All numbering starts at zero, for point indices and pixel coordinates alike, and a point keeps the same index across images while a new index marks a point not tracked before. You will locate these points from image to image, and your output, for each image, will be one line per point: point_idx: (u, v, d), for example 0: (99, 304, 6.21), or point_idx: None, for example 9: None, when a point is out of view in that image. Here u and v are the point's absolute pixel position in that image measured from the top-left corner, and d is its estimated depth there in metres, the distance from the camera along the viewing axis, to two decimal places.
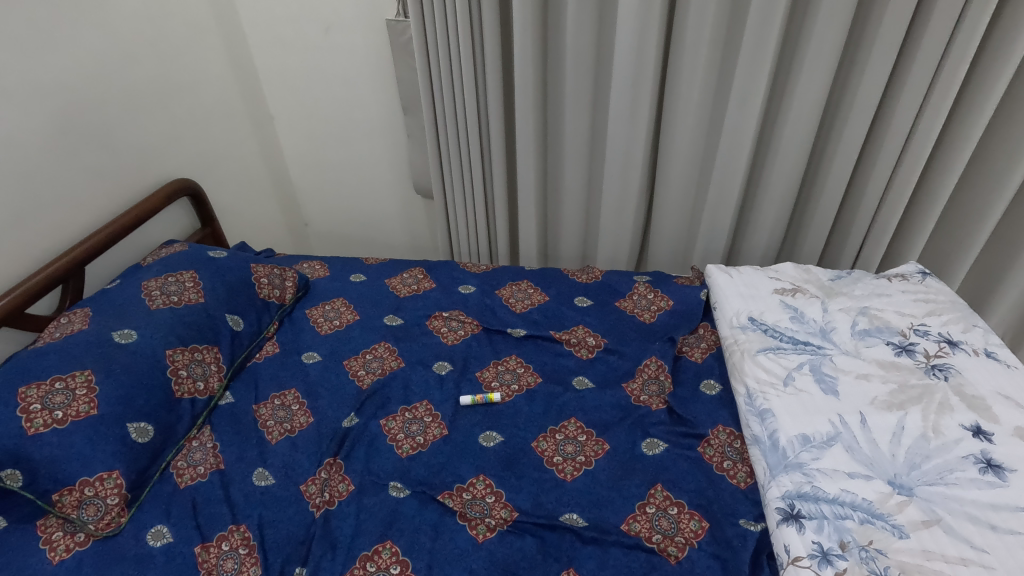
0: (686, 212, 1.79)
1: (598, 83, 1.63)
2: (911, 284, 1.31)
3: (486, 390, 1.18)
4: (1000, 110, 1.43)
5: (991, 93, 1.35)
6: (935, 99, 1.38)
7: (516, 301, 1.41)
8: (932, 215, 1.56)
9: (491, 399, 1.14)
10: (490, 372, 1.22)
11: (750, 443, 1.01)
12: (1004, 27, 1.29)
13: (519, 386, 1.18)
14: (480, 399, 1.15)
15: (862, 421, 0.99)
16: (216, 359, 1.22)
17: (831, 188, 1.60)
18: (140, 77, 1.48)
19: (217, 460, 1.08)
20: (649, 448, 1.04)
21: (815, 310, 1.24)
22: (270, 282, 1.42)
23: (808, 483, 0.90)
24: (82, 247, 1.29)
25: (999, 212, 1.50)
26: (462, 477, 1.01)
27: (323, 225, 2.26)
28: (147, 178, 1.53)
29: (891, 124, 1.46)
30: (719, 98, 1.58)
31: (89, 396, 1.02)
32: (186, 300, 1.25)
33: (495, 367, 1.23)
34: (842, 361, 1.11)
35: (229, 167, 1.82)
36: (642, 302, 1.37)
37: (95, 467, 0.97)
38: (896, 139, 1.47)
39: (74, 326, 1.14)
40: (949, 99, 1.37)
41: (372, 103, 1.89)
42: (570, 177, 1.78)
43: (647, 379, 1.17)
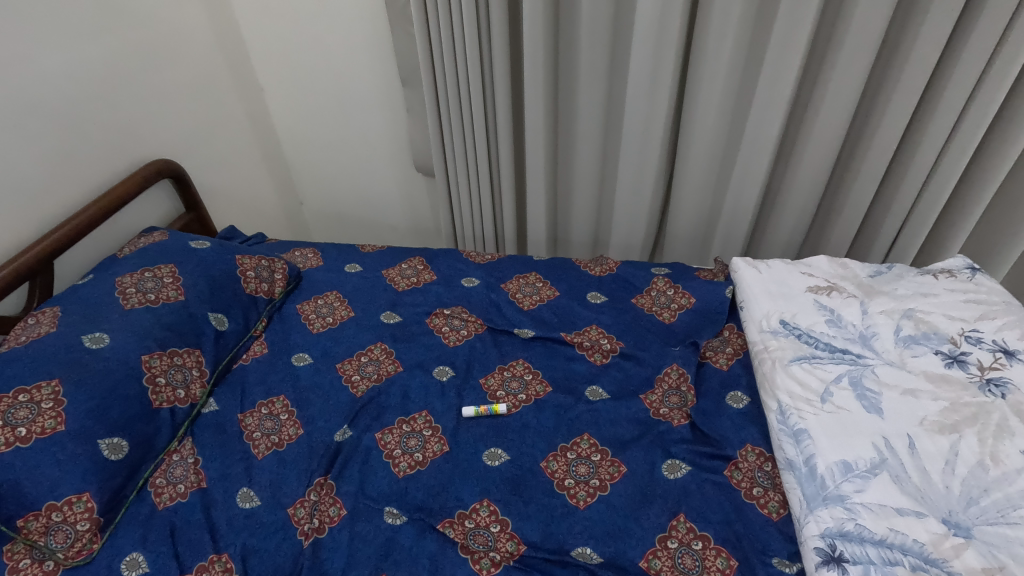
0: (707, 194, 1.65)
1: (614, 54, 1.47)
2: (960, 282, 1.18)
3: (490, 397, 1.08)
4: None
5: None
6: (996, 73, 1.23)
7: (524, 297, 1.30)
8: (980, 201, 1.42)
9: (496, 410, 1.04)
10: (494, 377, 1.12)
11: (784, 468, 0.91)
12: None
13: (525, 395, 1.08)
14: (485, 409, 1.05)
15: (911, 446, 0.88)
16: (198, 363, 1.12)
17: (869, 172, 1.46)
18: (111, 47, 1.34)
19: (198, 478, 0.99)
20: (670, 470, 0.94)
21: (854, 312, 1.13)
22: (257, 275, 1.30)
23: (851, 520, 0.81)
24: (50, 240, 1.18)
25: None
26: (464, 502, 0.92)
27: (320, 204, 2.14)
28: (125, 159, 1.41)
29: (943, 101, 1.31)
30: (749, 71, 1.43)
31: (55, 410, 0.93)
32: (164, 298, 1.14)
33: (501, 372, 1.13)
34: (886, 373, 1.00)
35: (215, 144, 1.69)
36: (661, 298, 1.26)
37: (63, 490, 0.89)
38: (948, 118, 1.32)
39: (41, 329, 1.04)
40: (1011, 72, 1.22)
41: (369, 75, 1.75)
42: (582, 157, 1.65)
43: (667, 389, 1.07)
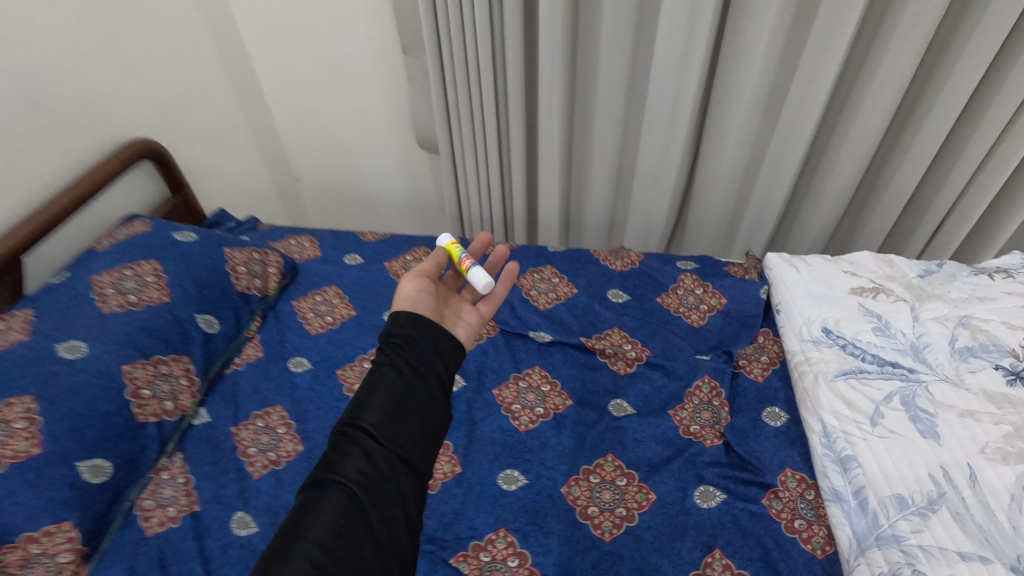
0: (737, 176, 1.52)
1: (641, 18, 1.31)
2: (1018, 285, 1.07)
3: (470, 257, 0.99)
4: None
5: None
6: None
7: (540, 295, 1.20)
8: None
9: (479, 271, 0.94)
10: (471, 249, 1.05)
11: (829, 499, 0.83)
12: None
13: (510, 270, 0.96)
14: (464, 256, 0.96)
15: (972, 478, 0.80)
16: (186, 371, 1.04)
17: (918, 157, 1.33)
18: (80, 13, 1.19)
19: (190, 501, 0.92)
20: (704, 499, 0.86)
21: (904, 319, 1.02)
22: (249, 270, 1.20)
23: (908, 565, 0.73)
24: (22, 233, 1.07)
25: None
26: (479, 532, 0.84)
27: (316, 179, 2.00)
28: (104, 138, 1.27)
29: (1008, 82, 1.19)
30: (795, 39, 1.28)
31: (28, 430, 0.85)
32: (146, 300, 1.05)
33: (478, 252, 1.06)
34: (939, 391, 0.91)
35: (201, 117, 1.53)
36: (690, 299, 1.16)
37: (40, 520, 0.82)
38: (1012, 97, 1.20)
39: (11, 336, 0.95)
40: None
41: (365, 40, 1.58)
42: (600, 134, 1.50)
43: (698, 404, 0.98)
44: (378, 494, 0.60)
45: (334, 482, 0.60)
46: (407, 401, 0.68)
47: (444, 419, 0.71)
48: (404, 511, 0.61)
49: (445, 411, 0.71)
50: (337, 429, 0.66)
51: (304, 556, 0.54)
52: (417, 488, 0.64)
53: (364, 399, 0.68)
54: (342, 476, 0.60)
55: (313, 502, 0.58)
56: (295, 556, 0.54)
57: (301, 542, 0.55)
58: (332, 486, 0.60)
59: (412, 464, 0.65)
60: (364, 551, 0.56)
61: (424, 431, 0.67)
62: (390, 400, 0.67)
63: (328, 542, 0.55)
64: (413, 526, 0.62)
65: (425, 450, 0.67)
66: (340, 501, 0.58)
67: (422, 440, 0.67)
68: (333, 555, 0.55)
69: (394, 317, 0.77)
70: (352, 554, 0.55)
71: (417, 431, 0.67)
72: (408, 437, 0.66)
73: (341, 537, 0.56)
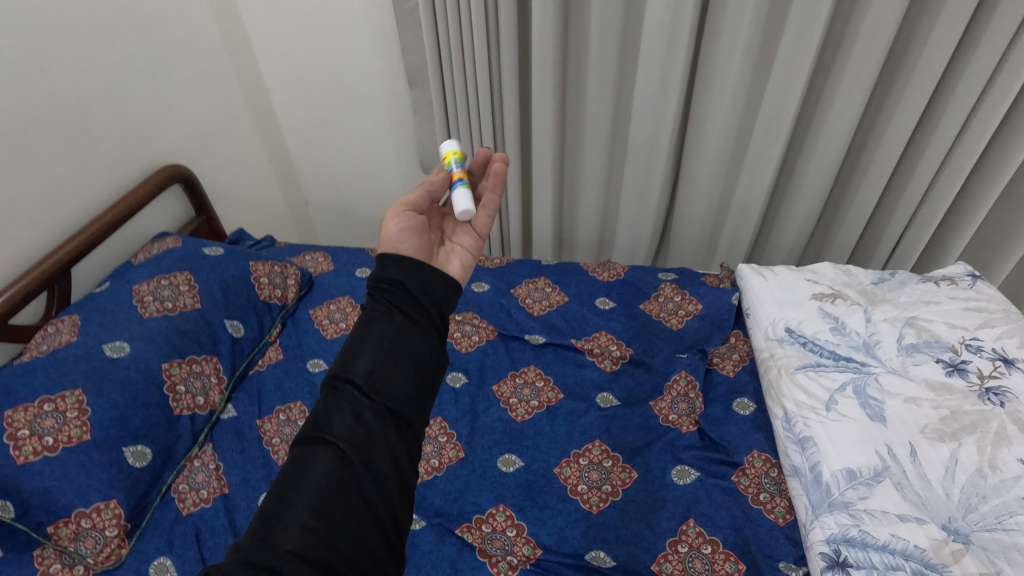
0: (713, 198, 1.65)
1: (623, 58, 1.45)
2: (961, 290, 1.19)
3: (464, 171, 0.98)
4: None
5: None
6: (993, 97, 1.21)
7: (534, 302, 1.33)
8: (1002, 206, 1.41)
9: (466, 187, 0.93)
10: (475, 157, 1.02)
11: (790, 474, 0.95)
12: None
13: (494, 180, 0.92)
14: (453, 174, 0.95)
15: (913, 453, 0.91)
16: (216, 370, 1.15)
17: (869, 188, 1.45)
18: (121, 52, 1.33)
19: (220, 484, 1.03)
20: (680, 476, 0.98)
21: (858, 320, 1.14)
22: (271, 281, 1.33)
23: (855, 526, 0.84)
24: (69, 248, 1.19)
25: None
26: (481, 507, 0.95)
27: (325, 202, 2.13)
28: (139, 164, 1.40)
29: (941, 123, 1.29)
30: (757, 80, 1.41)
31: (80, 419, 0.95)
32: (181, 306, 1.17)
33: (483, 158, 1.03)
34: (888, 381, 1.02)
35: (223, 145, 1.67)
36: (669, 305, 1.29)
37: (91, 497, 0.91)
38: (946, 138, 1.30)
39: (62, 338, 1.06)
40: (1008, 95, 1.20)
41: (375, 75, 1.74)
42: (589, 160, 1.64)
43: (675, 396, 1.11)
44: (368, 453, 0.55)
45: (323, 442, 0.55)
46: (400, 347, 0.63)
47: (441, 366, 0.65)
48: (398, 468, 0.56)
49: (442, 357, 0.66)
50: (327, 380, 0.61)
51: (292, 524, 0.50)
52: (412, 442, 0.59)
53: (355, 347, 0.63)
54: (331, 434, 0.56)
55: (302, 464, 0.54)
56: (284, 523, 0.50)
57: (288, 509, 0.51)
58: (320, 446, 0.55)
59: (405, 416, 0.60)
60: (355, 517, 0.52)
61: (417, 377, 0.62)
62: (381, 347, 0.62)
63: (317, 507, 0.51)
64: (409, 483, 0.57)
65: (419, 400, 0.62)
66: (328, 463, 0.54)
67: (417, 389, 0.62)
68: (322, 522, 0.50)
69: (386, 258, 0.72)
70: (342, 519, 0.51)
71: (410, 379, 0.62)
72: (401, 386, 0.60)
73: (328, 501, 0.51)
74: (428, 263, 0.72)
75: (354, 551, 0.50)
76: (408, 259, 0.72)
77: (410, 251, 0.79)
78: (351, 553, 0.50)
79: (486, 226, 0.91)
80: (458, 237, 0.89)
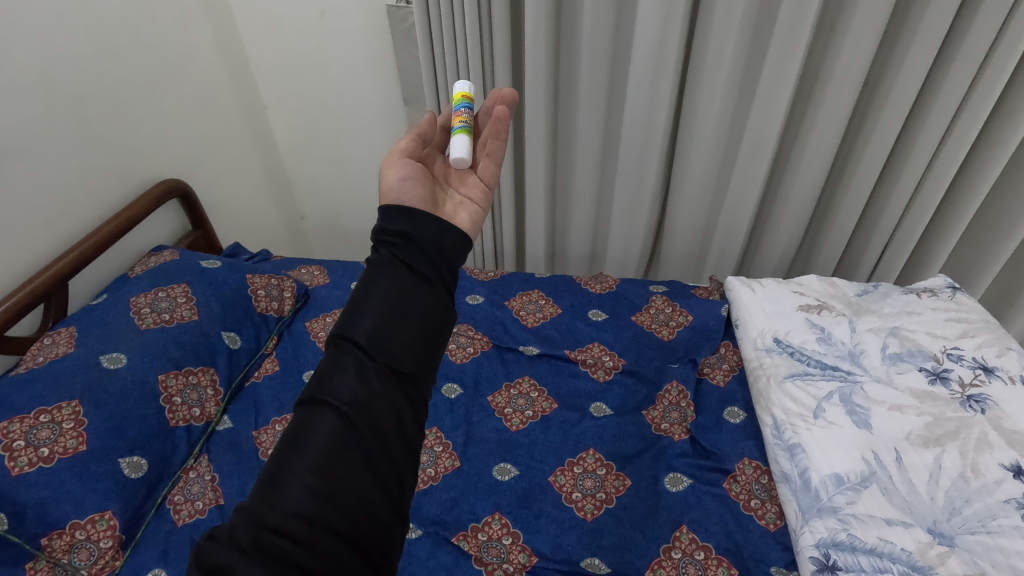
0: (702, 213, 1.69)
1: (613, 78, 1.50)
2: (942, 301, 1.22)
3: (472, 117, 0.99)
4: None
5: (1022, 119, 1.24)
6: (967, 117, 1.26)
7: (528, 314, 1.35)
8: (979, 221, 1.47)
9: (465, 133, 0.95)
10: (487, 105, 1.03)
11: (780, 481, 0.97)
12: None
13: (495, 126, 0.92)
14: (459, 121, 0.97)
15: (898, 459, 0.94)
16: (212, 381, 1.16)
17: (851, 204, 1.49)
18: (122, 70, 1.35)
19: (216, 495, 1.03)
20: (672, 484, 1.00)
21: (843, 330, 1.17)
22: (267, 294, 1.35)
23: (843, 530, 0.86)
24: (67, 260, 1.20)
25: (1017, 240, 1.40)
26: (477, 515, 0.96)
27: (320, 217, 2.15)
28: (136, 178, 1.42)
29: (919, 142, 1.34)
30: (743, 99, 1.46)
31: (77, 429, 0.95)
32: (178, 317, 1.18)
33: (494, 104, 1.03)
34: (873, 389, 1.05)
35: (221, 160, 1.69)
36: (660, 317, 1.32)
37: (86, 508, 0.91)
38: (924, 156, 1.35)
39: (58, 349, 1.06)
40: (982, 115, 1.25)
41: (372, 92, 1.77)
42: (581, 176, 1.68)
43: (667, 405, 1.13)
44: (371, 413, 0.56)
45: (326, 403, 0.56)
46: (405, 308, 0.63)
47: (444, 327, 0.66)
48: (400, 428, 0.57)
49: (446, 316, 0.67)
50: (330, 342, 0.62)
51: (295, 484, 0.51)
52: (415, 402, 0.60)
53: (358, 307, 0.63)
54: (333, 396, 0.56)
55: (306, 427, 0.55)
56: (288, 484, 0.51)
57: (292, 470, 0.52)
58: (323, 407, 0.56)
59: (410, 376, 0.61)
60: (358, 476, 0.53)
61: (420, 340, 0.63)
62: (384, 308, 0.63)
63: (320, 470, 0.52)
64: (412, 443, 0.58)
65: (423, 360, 0.63)
66: (332, 425, 0.55)
67: (420, 349, 0.63)
68: (325, 482, 0.51)
69: (388, 217, 0.72)
70: (346, 479, 0.52)
71: (414, 340, 0.62)
72: (405, 347, 0.61)
73: (332, 464, 0.52)
74: (430, 222, 0.73)
75: (358, 510, 0.51)
76: (410, 217, 0.72)
77: (409, 200, 0.81)
78: (355, 512, 0.51)
79: (490, 174, 0.92)
80: (464, 185, 0.90)
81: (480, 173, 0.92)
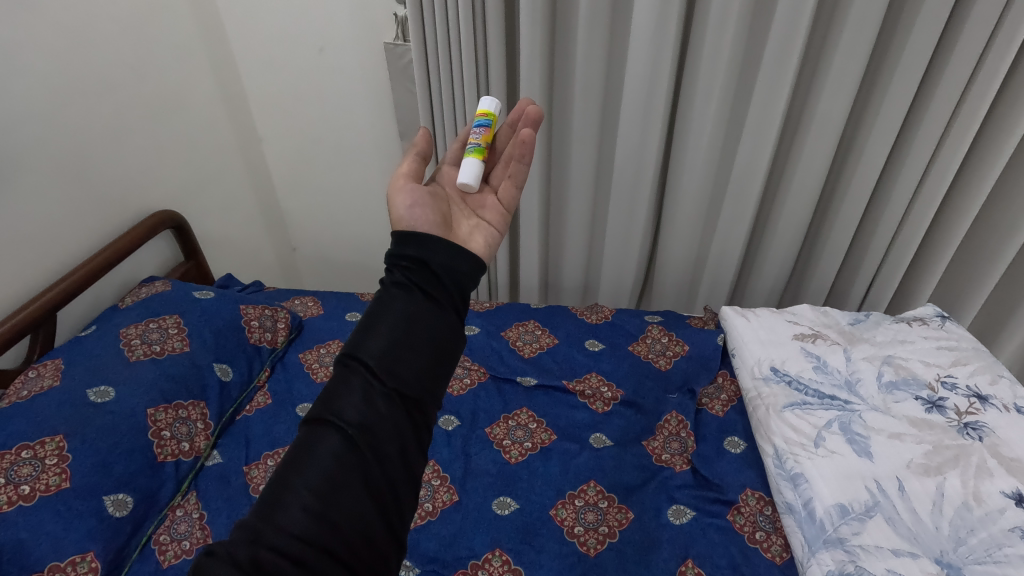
0: (693, 245, 1.72)
1: (605, 113, 1.55)
2: (932, 329, 1.24)
3: (487, 135, 0.99)
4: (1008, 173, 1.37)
5: (1000, 154, 1.29)
6: (947, 151, 1.31)
7: (525, 344, 1.34)
8: (960, 251, 1.51)
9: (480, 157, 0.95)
10: (507, 123, 1.03)
11: (784, 512, 0.96)
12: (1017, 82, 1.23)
13: (519, 150, 0.88)
14: (471, 141, 0.98)
15: (901, 488, 0.93)
16: (202, 415, 1.13)
17: (839, 235, 1.53)
18: (120, 102, 1.36)
19: (204, 534, 0.99)
20: (676, 516, 0.99)
21: (838, 358, 1.18)
22: (261, 324, 1.33)
23: (851, 562, 0.85)
24: (56, 290, 1.18)
25: (999, 270, 1.44)
26: (476, 552, 0.93)
27: (313, 249, 2.14)
28: (130, 210, 1.42)
29: (902, 175, 1.39)
30: (731, 135, 1.51)
31: (60, 466, 0.91)
32: (169, 349, 1.15)
33: (517, 121, 1.03)
34: (872, 418, 1.05)
35: (215, 193, 1.69)
36: (657, 347, 1.32)
37: (67, 549, 0.86)
38: (907, 188, 1.39)
39: (43, 382, 1.03)
40: (961, 151, 1.31)
41: (368, 127, 1.80)
42: (574, 208, 1.70)
43: (667, 436, 1.12)
44: (375, 437, 0.55)
45: (330, 422, 0.55)
46: (416, 331, 0.63)
47: (453, 352, 0.66)
48: (403, 453, 0.56)
49: (455, 342, 0.66)
50: (339, 360, 0.61)
51: (295, 505, 0.50)
52: (419, 427, 0.60)
53: (369, 327, 0.62)
54: (338, 417, 0.55)
55: (308, 446, 0.54)
56: (287, 504, 0.50)
57: (291, 490, 0.51)
58: (327, 426, 0.55)
59: (416, 400, 0.60)
60: (357, 501, 0.51)
61: (429, 364, 0.62)
62: (396, 329, 0.62)
63: (321, 491, 0.51)
64: (414, 468, 0.57)
65: (430, 386, 0.62)
66: (334, 445, 0.54)
67: (428, 373, 0.62)
68: (325, 505, 0.50)
69: (407, 237, 0.72)
70: (345, 503, 0.51)
71: (423, 364, 0.62)
72: (414, 371, 0.61)
73: (332, 486, 0.51)
74: (445, 247, 0.72)
75: (355, 536, 0.50)
76: (428, 242, 0.72)
77: (420, 226, 0.81)
78: (353, 538, 0.50)
79: (511, 197, 0.92)
80: (483, 210, 0.92)
81: (500, 196, 0.93)
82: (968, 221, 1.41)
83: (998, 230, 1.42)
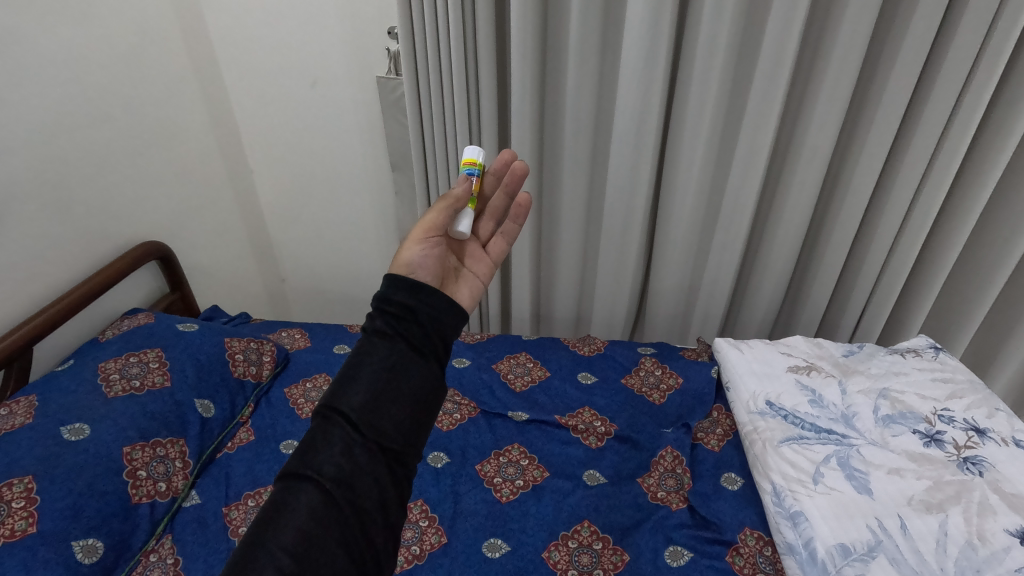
0: (684, 277, 1.72)
1: (595, 146, 1.56)
2: (926, 361, 1.23)
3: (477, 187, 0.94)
4: (993, 205, 1.39)
5: (983, 187, 1.31)
6: (932, 184, 1.33)
7: (516, 378, 1.32)
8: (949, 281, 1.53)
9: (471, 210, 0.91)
10: (493, 171, 0.99)
11: (784, 552, 0.92)
12: (997, 117, 1.26)
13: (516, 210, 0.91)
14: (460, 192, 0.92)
15: (903, 527, 0.90)
16: (181, 453, 1.08)
17: (828, 267, 1.54)
18: (110, 133, 1.36)
19: None
20: (673, 558, 0.95)
21: (834, 392, 1.16)
22: (246, 357, 1.30)
23: None
24: (33, 323, 1.14)
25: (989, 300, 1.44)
26: None
27: (301, 279, 2.11)
28: (115, 240, 1.39)
29: (889, 207, 1.40)
30: (720, 169, 1.52)
31: (27, 509, 0.87)
32: (149, 384, 1.11)
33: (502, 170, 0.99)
34: (870, 453, 1.03)
35: (204, 223, 1.68)
36: (650, 380, 1.31)
37: None
38: (894, 219, 1.41)
39: (14, 420, 0.99)
40: (945, 184, 1.33)
41: (360, 158, 1.80)
42: (565, 240, 1.70)
43: (663, 472, 1.09)
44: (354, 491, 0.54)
45: (308, 477, 0.53)
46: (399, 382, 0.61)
47: (434, 402, 0.64)
48: (382, 508, 0.55)
49: (438, 392, 0.65)
50: (319, 411, 0.59)
51: (269, 565, 0.47)
52: (400, 481, 0.58)
53: (351, 377, 0.61)
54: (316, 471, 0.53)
55: (285, 502, 0.52)
56: (261, 565, 0.48)
57: (266, 548, 0.48)
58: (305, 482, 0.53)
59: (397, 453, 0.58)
60: (334, 560, 0.50)
61: (411, 416, 0.61)
62: (378, 380, 0.60)
63: (297, 549, 0.49)
64: (393, 524, 0.56)
65: (411, 438, 0.61)
66: (312, 501, 0.52)
67: (409, 425, 0.60)
68: (301, 565, 0.48)
69: (394, 282, 0.70)
70: (322, 562, 0.49)
71: (404, 416, 0.60)
72: (395, 423, 0.59)
73: (310, 544, 0.49)
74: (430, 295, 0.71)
75: None
76: (414, 287, 0.70)
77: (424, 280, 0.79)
78: None
79: (499, 252, 0.93)
80: (472, 260, 0.91)
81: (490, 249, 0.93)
82: (956, 252, 1.42)
83: (985, 261, 1.43)
